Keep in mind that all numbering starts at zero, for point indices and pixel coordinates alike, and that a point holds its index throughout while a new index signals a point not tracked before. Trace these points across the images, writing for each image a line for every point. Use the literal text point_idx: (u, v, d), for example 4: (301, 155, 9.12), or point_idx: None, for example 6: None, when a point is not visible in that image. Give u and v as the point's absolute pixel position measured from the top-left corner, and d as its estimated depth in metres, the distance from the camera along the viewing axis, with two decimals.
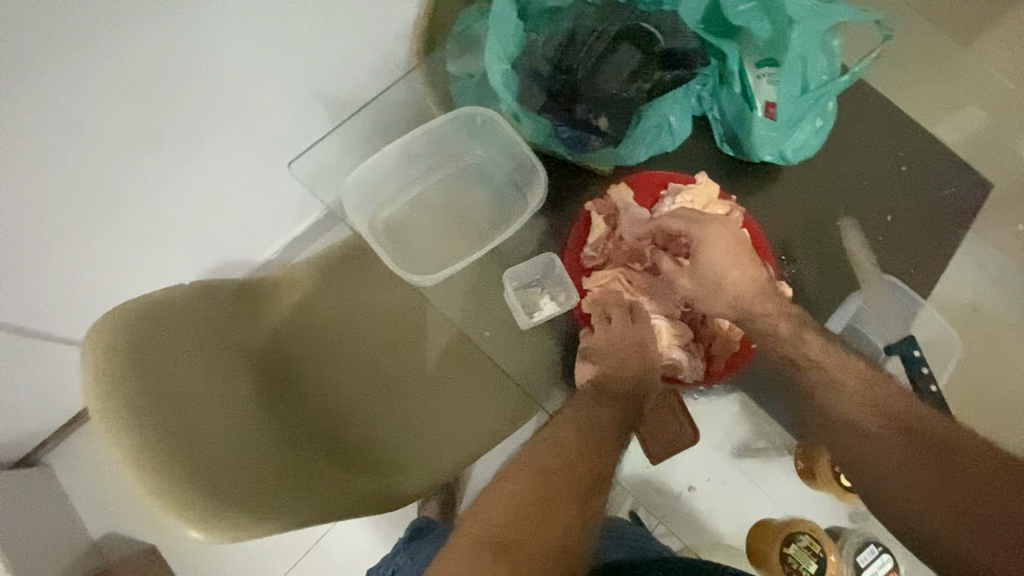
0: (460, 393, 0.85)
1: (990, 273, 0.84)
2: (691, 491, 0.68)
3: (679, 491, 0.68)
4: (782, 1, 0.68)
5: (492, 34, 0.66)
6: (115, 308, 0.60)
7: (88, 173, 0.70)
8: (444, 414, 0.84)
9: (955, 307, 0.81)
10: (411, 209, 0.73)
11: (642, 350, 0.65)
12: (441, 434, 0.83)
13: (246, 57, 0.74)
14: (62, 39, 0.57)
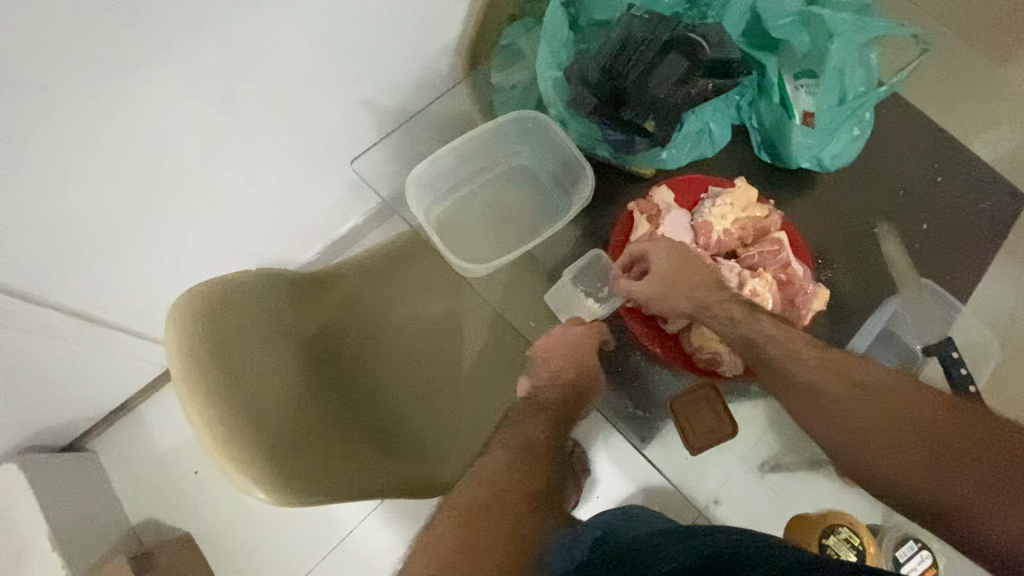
0: (493, 386, 0.89)
1: None
2: (716, 505, 0.69)
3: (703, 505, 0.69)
4: (821, 16, 0.71)
5: (544, 45, 0.72)
6: (194, 287, 0.65)
7: (163, 167, 0.74)
8: (477, 405, 0.88)
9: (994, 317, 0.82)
10: (462, 205, 0.77)
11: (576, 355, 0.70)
12: (476, 424, 0.87)
13: (312, 63, 0.80)
14: (159, 42, 0.62)
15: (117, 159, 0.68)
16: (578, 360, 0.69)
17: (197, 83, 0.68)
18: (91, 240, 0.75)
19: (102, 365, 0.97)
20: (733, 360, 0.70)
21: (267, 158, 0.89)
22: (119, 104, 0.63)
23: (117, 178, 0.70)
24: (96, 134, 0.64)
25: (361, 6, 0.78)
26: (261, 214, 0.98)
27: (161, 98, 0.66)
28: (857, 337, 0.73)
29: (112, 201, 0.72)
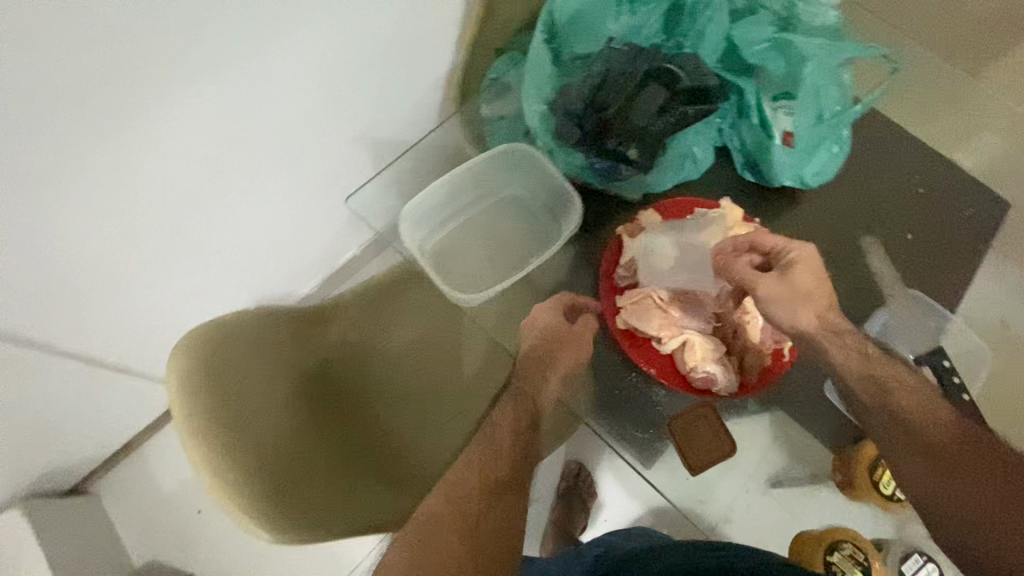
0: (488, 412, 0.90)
1: (1012, 292, 0.88)
2: (725, 524, 0.69)
3: (713, 523, 0.69)
4: (794, 40, 0.73)
5: (529, 81, 0.73)
6: (197, 326, 0.66)
7: (158, 208, 0.76)
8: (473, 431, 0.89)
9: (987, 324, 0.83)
10: (455, 236, 0.78)
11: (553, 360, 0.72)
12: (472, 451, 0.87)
13: (305, 104, 0.83)
14: (154, 92, 0.63)
15: (122, 203, 0.71)
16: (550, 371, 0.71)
17: (200, 129, 0.71)
18: (95, 282, 0.77)
19: (106, 405, 0.99)
20: (729, 378, 0.70)
21: (262, 195, 0.91)
22: (125, 154, 0.66)
23: (121, 222, 0.73)
24: (102, 181, 0.67)
25: (353, 50, 0.82)
26: (259, 249, 1.00)
27: (165, 145, 0.69)
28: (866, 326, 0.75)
29: (116, 243, 0.75)
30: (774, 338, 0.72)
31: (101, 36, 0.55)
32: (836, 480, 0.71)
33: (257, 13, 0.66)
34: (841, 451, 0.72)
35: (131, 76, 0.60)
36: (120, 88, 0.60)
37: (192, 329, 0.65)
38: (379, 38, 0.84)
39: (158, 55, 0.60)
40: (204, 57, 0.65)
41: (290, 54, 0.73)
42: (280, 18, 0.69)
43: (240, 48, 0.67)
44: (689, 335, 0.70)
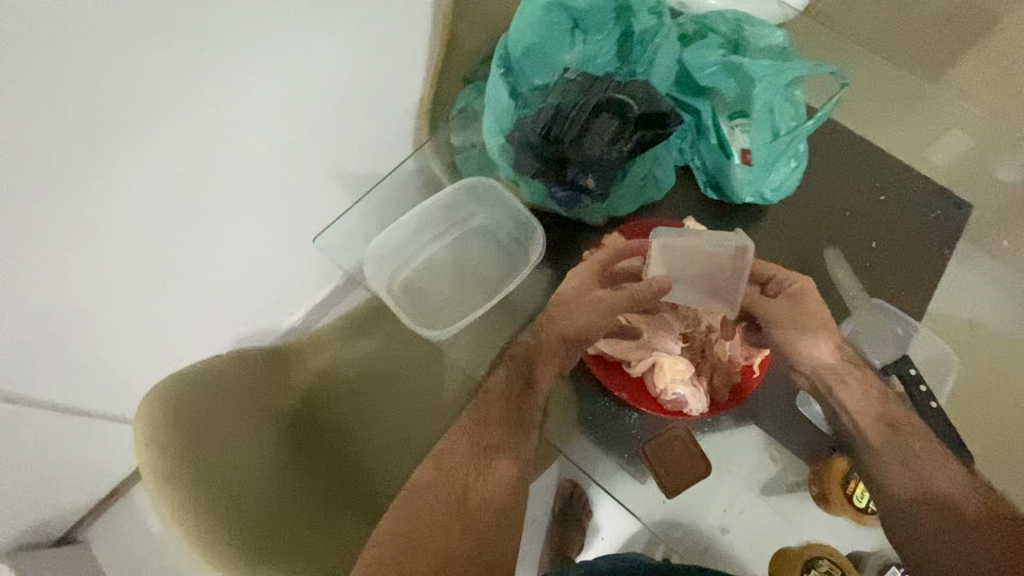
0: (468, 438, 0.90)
1: (982, 292, 0.89)
2: (724, 533, 0.72)
3: (713, 533, 0.71)
4: (743, 63, 0.76)
5: (489, 115, 0.77)
6: (159, 383, 0.66)
7: (126, 252, 0.77)
8: None
9: (948, 324, 0.87)
10: (422, 268, 0.83)
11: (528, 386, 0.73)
12: None
13: (268, 140, 0.85)
14: (109, 137, 0.65)
15: (99, 247, 0.73)
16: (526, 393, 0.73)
17: (172, 172, 0.74)
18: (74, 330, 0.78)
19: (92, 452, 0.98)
20: (699, 399, 0.71)
21: (234, 230, 0.92)
22: (99, 199, 0.68)
23: (98, 266, 0.75)
24: (77, 228, 0.68)
25: (320, 88, 0.86)
26: (238, 287, 1.02)
27: (139, 189, 0.72)
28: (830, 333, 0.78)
29: (93, 289, 0.76)
30: (743, 355, 0.75)
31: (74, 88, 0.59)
32: (812, 495, 0.72)
33: (223, 59, 0.70)
34: (815, 466, 0.73)
35: (103, 123, 0.63)
36: (94, 134, 0.63)
37: (155, 386, 0.65)
38: (339, 73, 0.87)
39: (129, 103, 0.64)
40: (174, 104, 0.68)
41: (253, 93, 0.76)
42: (247, 62, 0.73)
43: (209, 91, 0.71)
44: (657, 357, 0.72)
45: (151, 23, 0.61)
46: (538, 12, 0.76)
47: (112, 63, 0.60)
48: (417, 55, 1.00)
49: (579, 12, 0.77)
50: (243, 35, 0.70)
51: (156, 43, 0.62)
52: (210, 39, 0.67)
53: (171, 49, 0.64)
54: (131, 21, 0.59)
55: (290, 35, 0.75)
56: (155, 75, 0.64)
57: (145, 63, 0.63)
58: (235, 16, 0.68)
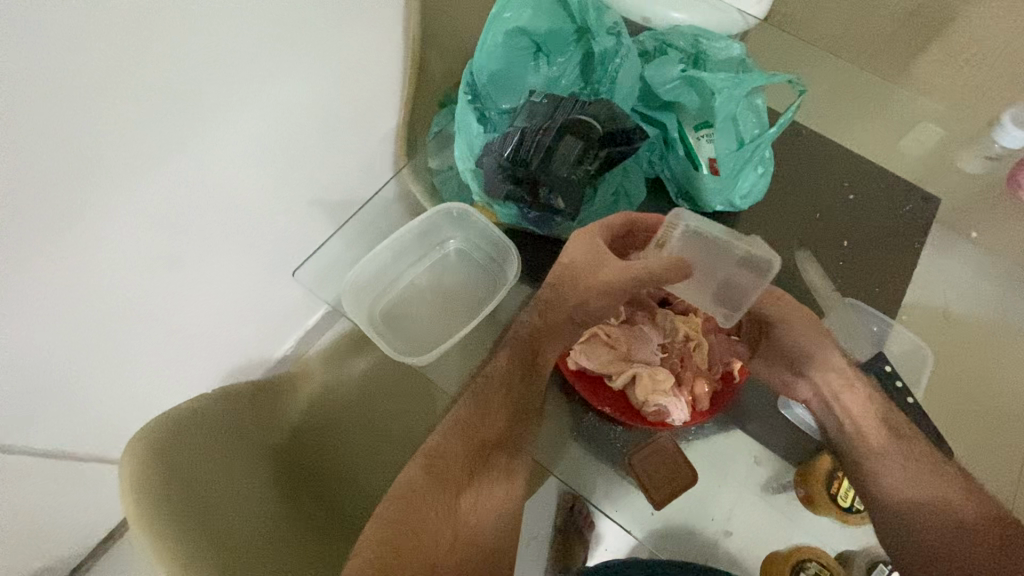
0: None
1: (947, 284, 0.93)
2: (727, 535, 0.75)
3: (715, 537, 0.75)
4: (702, 77, 0.79)
5: (459, 140, 0.82)
6: (140, 431, 0.65)
7: (112, 296, 0.79)
8: None
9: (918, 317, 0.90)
10: (404, 296, 0.85)
11: (520, 403, 0.74)
12: None
13: (245, 177, 0.88)
14: (86, 185, 0.68)
15: (86, 292, 0.75)
16: (517, 409, 0.73)
17: (151, 215, 0.78)
18: (68, 376, 0.80)
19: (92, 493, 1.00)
20: (680, 409, 0.71)
21: (221, 267, 0.95)
22: (82, 246, 0.72)
23: (87, 312, 0.77)
24: (63, 275, 0.71)
25: (293, 124, 0.90)
26: (228, 322, 1.04)
27: (120, 234, 0.75)
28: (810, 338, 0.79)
29: (84, 334, 0.79)
30: (722, 361, 0.76)
31: (50, 144, 0.62)
32: (799, 497, 0.75)
33: (193, 104, 0.74)
34: (799, 467, 0.76)
35: (80, 174, 0.67)
36: (73, 185, 0.67)
37: (136, 435, 0.65)
38: (311, 108, 0.90)
39: (104, 153, 0.68)
40: (147, 151, 0.72)
41: (222, 132, 0.79)
42: (216, 106, 0.77)
43: (181, 135, 0.75)
44: (636, 369, 0.72)
45: (121, 77, 0.65)
46: (500, 39, 0.80)
47: (85, 118, 0.64)
48: (389, 85, 1.04)
49: (541, 37, 0.81)
50: (211, 80, 0.74)
51: (127, 96, 0.66)
52: (179, 87, 0.71)
53: (140, 99, 0.68)
54: (100, 77, 0.63)
55: (257, 76, 0.80)
56: (128, 125, 0.68)
57: (116, 114, 0.67)
58: (202, 64, 0.72)
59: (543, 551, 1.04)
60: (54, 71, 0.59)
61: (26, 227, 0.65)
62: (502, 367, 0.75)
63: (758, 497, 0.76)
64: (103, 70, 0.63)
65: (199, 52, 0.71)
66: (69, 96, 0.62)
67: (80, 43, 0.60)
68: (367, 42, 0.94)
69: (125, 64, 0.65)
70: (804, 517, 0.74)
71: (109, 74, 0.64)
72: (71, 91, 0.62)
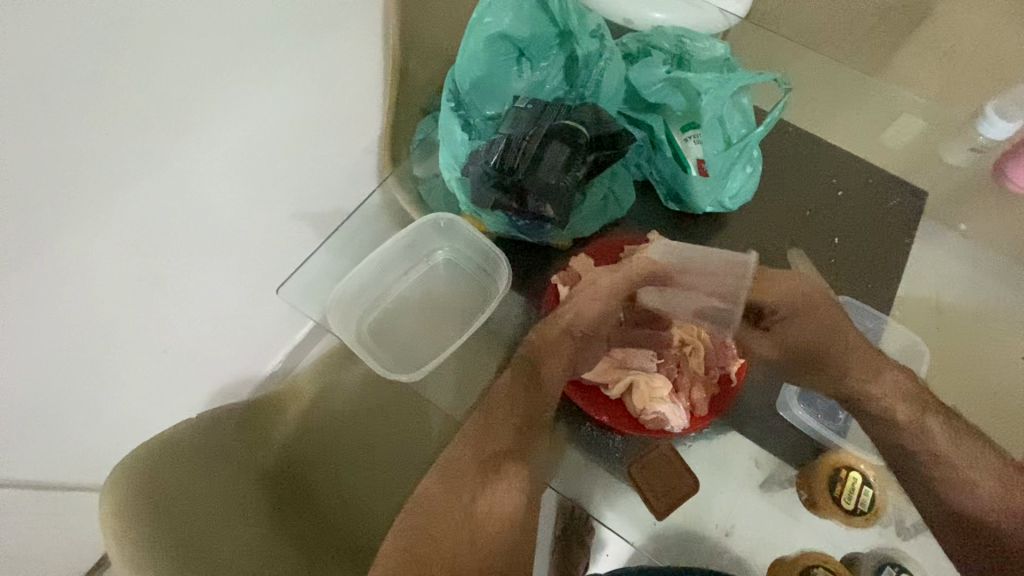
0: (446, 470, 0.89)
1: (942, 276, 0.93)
2: (729, 536, 0.74)
3: (716, 537, 0.74)
4: (687, 78, 0.78)
5: (443, 149, 0.80)
6: (119, 466, 0.62)
7: (92, 322, 0.77)
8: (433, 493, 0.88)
9: (915, 309, 0.89)
10: (393, 310, 0.83)
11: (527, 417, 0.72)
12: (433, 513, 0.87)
13: (228, 194, 0.86)
14: (63, 211, 0.66)
15: (67, 324, 0.74)
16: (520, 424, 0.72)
17: (132, 238, 0.76)
18: (51, 408, 0.78)
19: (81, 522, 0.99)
20: (679, 415, 0.71)
21: (206, 287, 0.93)
22: (64, 279, 0.70)
23: (67, 340, 0.75)
24: (43, 310, 0.70)
25: (274, 141, 0.88)
26: (215, 342, 1.02)
27: (100, 264, 0.73)
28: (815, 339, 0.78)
29: (67, 364, 0.77)
30: (720, 364, 0.75)
31: (24, 179, 0.61)
32: (802, 500, 0.74)
33: (171, 126, 0.72)
34: (802, 468, 0.76)
35: (57, 208, 0.65)
36: (51, 219, 0.65)
37: (115, 470, 0.62)
38: (292, 121, 0.89)
39: (81, 185, 0.66)
40: (125, 179, 0.70)
41: (201, 150, 0.77)
42: (194, 129, 0.75)
43: (159, 159, 0.73)
44: (635, 377, 0.71)
45: (95, 107, 0.63)
46: (481, 46, 0.79)
47: (59, 151, 0.62)
48: (370, 94, 1.02)
49: (523, 42, 0.81)
50: (187, 103, 0.72)
51: (101, 125, 0.65)
52: (155, 112, 0.69)
53: (115, 127, 0.66)
54: (72, 109, 0.61)
55: (234, 96, 0.78)
56: (104, 154, 0.66)
57: (92, 144, 0.65)
58: (177, 87, 0.70)
59: (544, 561, 1.02)
60: (26, 107, 0.57)
61: (4, 261, 0.63)
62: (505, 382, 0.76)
63: (756, 499, 0.75)
64: (75, 101, 0.61)
65: (173, 75, 0.69)
66: (42, 130, 0.60)
67: (49, 75, 0.58)
68: (346, 53, 0.92)
69: (97, 93, 0.63)
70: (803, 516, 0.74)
71: (81, 105, 0.62)
72: (45, 125, 0.60)
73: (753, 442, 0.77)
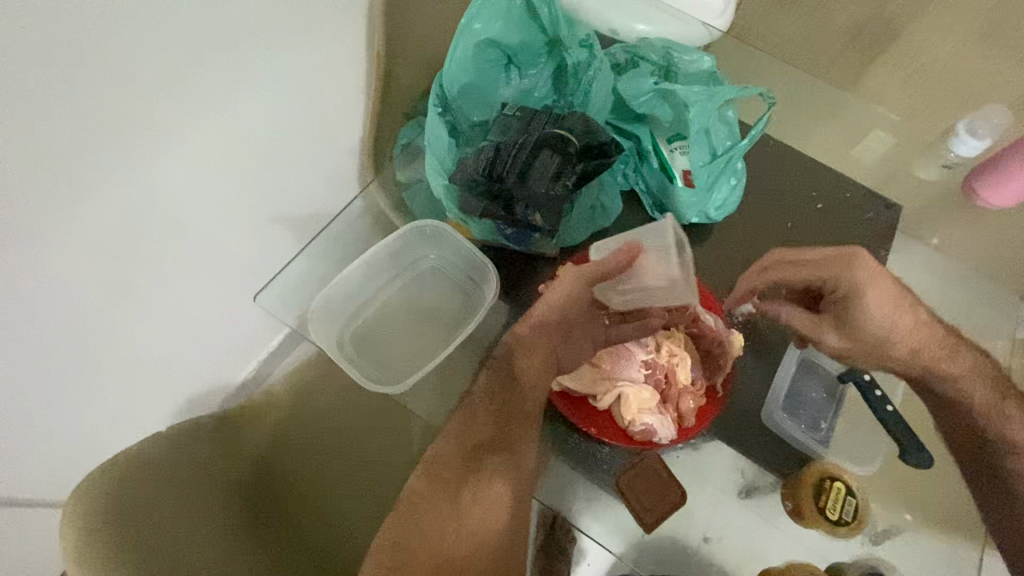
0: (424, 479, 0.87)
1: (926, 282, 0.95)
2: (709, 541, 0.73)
3: (697, 544, 0.73)
4: (675, 89, 0.79)
5: (429, 155, 0.78)
6: (83, 483, 0.59)
7: (57, 326, 0.73)
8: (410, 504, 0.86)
9: None
10: (376, 318, 0.81)
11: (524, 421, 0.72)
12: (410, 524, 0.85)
13: (205, 196, 0.83)
14: (33, 207, 0.63)
15: (31, 334, 0.70)
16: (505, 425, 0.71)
17: (101, 240, 0.72)
18: (12, 421, 0.75)
19: (39, 540, 0.94)
20: (667, 426, 0.71)
21: (181, 292, 0.90)
22: (30, 286, 0.67)
23: (31, 346, 0.71)
24: (8, 318, 0.67)
25: (254, 143, 0.86)
26: (186, 351, 0.99)
27: (70, 266, 0.70)
28: (784, 364, 0.82)
29: (27, 373, 0.73)
30: (705, 375, 0.76)
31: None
32: (786, 510, 0.75)
33: (145, 122, 0.69)
34: (788, 480, 0.76)
35: (25, 210, 0.62)
36: (19, 222, 0.62)
37: (77, 488, 0.58)
38: (273, 121, 0.87)
39: (50, 186, 0.63)
40: (96, 177, 0.67)
41: (176, 148, 0.75)
42: (169, 128, 0.73)
43: (131, 157, 0.70)
44: (621, 390, 0.71)
45: (66, 105, 0.61)
46: (470, 52, 0.79)
47: (29, 150, 0.60)
48: (354, 97, 1.00)
49: (512, 49, 0.81)
50: (163, 100, 0.70)
51: (73, 123, 0.62)
52: (129, 111, 0.67)
53: (88, 126, 0.64)
54: (44, 107, 0.59)
55: (214, 96, 0.76)
56: (75, 154, 0.64)
57: (67, 138, 0.63)
58: (152, 84, 0.68)
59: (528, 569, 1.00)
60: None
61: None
62: (501, 376, 0.74)
63: (740, 509, 0.76)
64: (45, 97, 0.59)
65: (150, 73, 0.68)
66: (12, 128, 0.57)
67: (28, 62, 0.56)
68: (328, 56, 0.90)
69: (69, 91, 0.61)
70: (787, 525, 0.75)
71: (53, 101, 0.60)
72: (16, 115, 0.57)
73: (737, 451, 0.78)
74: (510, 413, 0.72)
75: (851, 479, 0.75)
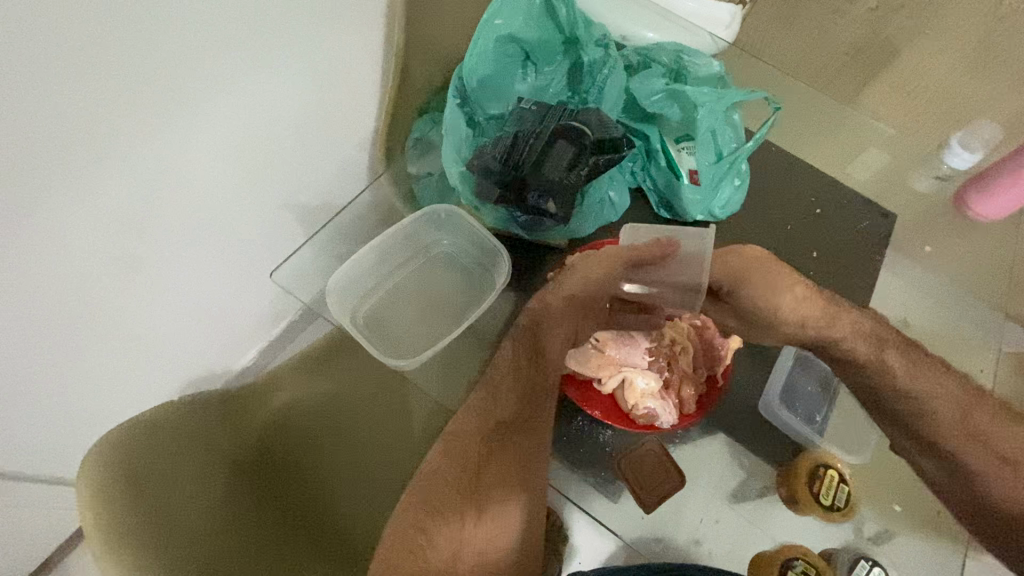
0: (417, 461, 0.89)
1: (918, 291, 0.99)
2: (700, 539, 0.76)
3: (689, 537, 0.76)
4: (685, 92, 0.85)
5: (446, 143, 0.84)
6: (100, 445, 0.60)
7: (70, 296, 0.75)
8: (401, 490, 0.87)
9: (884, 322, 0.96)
10: (387, 300, 0.85)
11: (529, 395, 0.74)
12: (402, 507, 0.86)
13: (223, 179, 0.86)
14: (58, 177, 0.65)
15: (49, 301, 0.73)
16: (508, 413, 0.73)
17: (119, 214, 0.74)
18: (17, 391, 0.76)
19: (32, 513, 0.95)
20: (668, 411, 0.75)
21: (195, 271, 0.92)
22: (46, 253, 0.68)
23: (47, 312, 0.73)
24: (21, 287, 0.68)
25: (274, 128, 0.89)
26: (197, 329, 1.01)
27: (86, 237, 0.72)
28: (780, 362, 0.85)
29: (46, 338, 0.75)
30: (707, 365, 0.79)
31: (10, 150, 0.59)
32: (782, 497, 0.78)
33: (169, 101, 0.72)
34: (783, 469, 0.79)
35: (45, 179, 0.64)
36: (40, 191, 0.64)
37: (93, 449, 0.60)
38: (293, 109, 0.90)
39: (72, 155, 0.65)
40: (117, 151, 0.69)
41: (197, 129, 0.77)
42: (195, 110, 0.75)
43: (153, 134, 0.72)
44: (626, 374, 0.75)
45: (96, 81, 0.63)
46: (491, 45, 0.85)
47: (58, 120, 0.62)
48: (373, 92, 1.04)
49: (529, 45, 0.87)
50: (185, 82, 0.72)
51: (101, 97, 0.64)
52: (155, 87, 0.69)
53: (117, 101, 0.66)
54: (73, 81, 0.61)
55: (238, 77, 0.78)
56: (102, 129, 0.66)
57: (97, 112, 0.65)
58: (181, 63, 0.70)
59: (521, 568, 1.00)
60: (28, 76, 0.57)
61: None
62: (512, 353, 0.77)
63: (734, 504, 0.78)
64: (72, 73, 0.61)
65: (175, 56, 0.69)
66: (45, 100, 0.60)
67: (70, 37, 0.59)
68: (347, 50, 0.93)
69: (101, 67, 0.63)
70: (779, 521, 0.77)
71: (90, 75, 0.62)
72: (50, 86, 0.59)
73: (733, 446, 0.81)
74: (529, 391, 0.73)
75: (844, 466, 0.78)
